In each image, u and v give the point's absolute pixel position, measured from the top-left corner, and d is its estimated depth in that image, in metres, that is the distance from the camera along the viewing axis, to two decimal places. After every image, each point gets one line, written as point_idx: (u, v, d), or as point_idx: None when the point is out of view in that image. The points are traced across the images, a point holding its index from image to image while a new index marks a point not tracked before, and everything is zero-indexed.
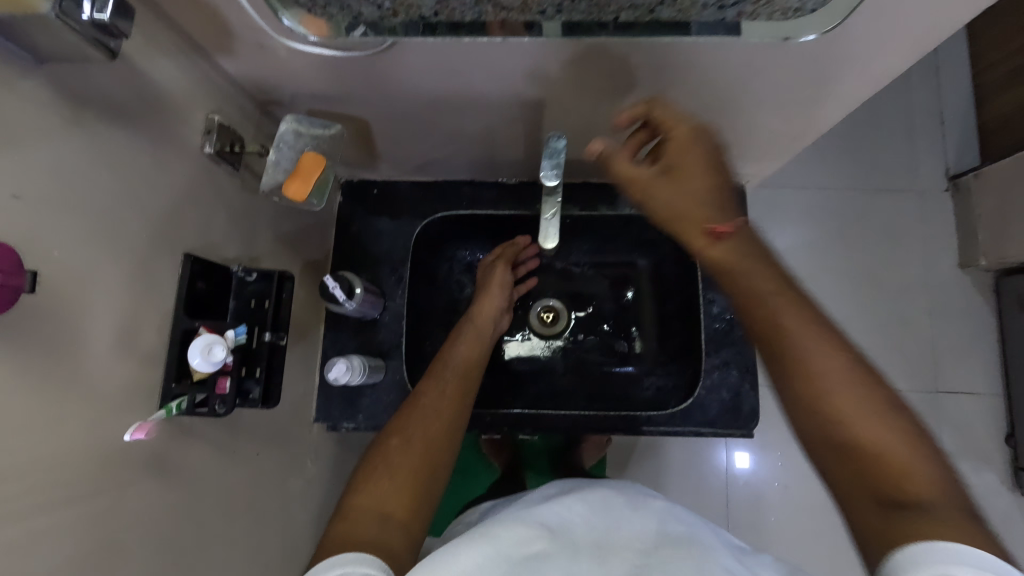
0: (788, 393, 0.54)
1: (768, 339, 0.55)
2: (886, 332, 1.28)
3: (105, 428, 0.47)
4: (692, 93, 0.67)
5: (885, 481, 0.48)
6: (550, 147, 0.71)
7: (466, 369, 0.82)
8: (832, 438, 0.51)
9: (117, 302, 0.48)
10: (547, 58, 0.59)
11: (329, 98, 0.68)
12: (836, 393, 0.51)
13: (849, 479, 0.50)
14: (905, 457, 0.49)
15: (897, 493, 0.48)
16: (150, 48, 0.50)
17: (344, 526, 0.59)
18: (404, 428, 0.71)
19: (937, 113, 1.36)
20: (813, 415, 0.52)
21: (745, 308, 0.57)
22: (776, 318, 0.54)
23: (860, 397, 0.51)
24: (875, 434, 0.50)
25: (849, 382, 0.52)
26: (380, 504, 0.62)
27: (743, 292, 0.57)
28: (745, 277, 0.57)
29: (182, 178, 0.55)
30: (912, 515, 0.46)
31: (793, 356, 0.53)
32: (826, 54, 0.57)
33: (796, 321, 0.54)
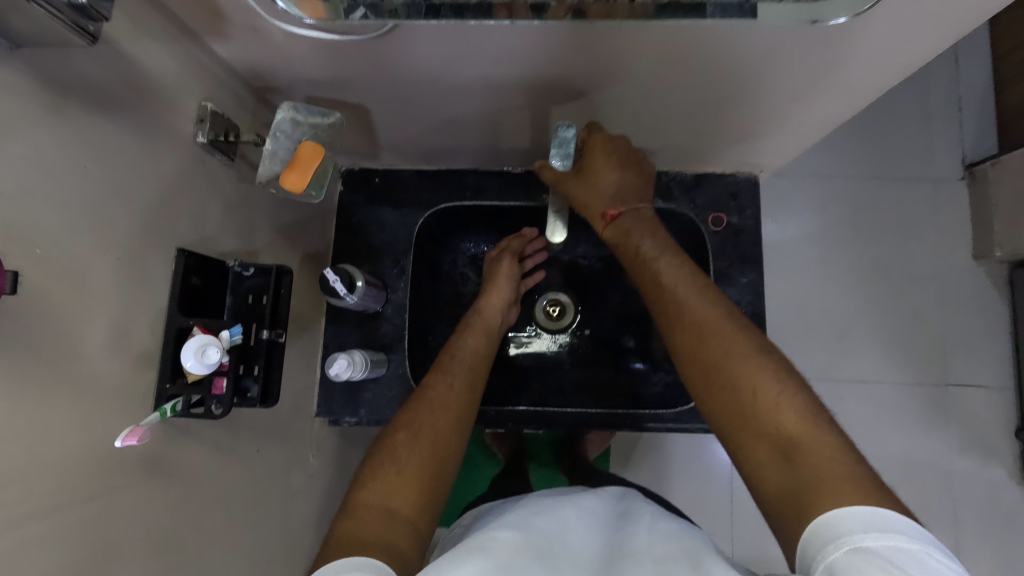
0: (689, 364, 0.63)
1: (670, 317, 0.66)
2: (897, 323, 1.25)
3: (98, 430, 0.45)
4: (704, 79, 0.64)
5: (769, 428, 0.54)
6: (560, 137, 0.75)
7: (472, 361, 0.80)
8: (721, 394, 0.59)
9: (108, 301, 0.46)
10: (556, 42, 0.56)
11: (327, 84, 0.65)
12: (715, 349, 0.61)
13: (744, 433, 0.56)
14: (777, 395, 0.55)
15: (778, 435, 0.54)
16: (137, 32, 0.47)
17: (350, 525, 0.58)
18: (412, 420, 0.69)
19: (954, 99, 1.31)
20: (708, 386, 0.60)
21: (649, 284, 0.70)
22: (666, 291, 0.68)
23: (736, 351, 0.60)
24: (753, 384, 0.57)
25: (724, 338, 0.61)
26: (388, 502, 0.61)
27: (643, 267, 0.71)
28: (640, 251, 0.73)
29: (173, 169, 0.53)
30: (800, 459, 0.51)
31: (684, 325, 0.65)
32: (849, 39, 0.54)
33: (677, 290, 0.67)
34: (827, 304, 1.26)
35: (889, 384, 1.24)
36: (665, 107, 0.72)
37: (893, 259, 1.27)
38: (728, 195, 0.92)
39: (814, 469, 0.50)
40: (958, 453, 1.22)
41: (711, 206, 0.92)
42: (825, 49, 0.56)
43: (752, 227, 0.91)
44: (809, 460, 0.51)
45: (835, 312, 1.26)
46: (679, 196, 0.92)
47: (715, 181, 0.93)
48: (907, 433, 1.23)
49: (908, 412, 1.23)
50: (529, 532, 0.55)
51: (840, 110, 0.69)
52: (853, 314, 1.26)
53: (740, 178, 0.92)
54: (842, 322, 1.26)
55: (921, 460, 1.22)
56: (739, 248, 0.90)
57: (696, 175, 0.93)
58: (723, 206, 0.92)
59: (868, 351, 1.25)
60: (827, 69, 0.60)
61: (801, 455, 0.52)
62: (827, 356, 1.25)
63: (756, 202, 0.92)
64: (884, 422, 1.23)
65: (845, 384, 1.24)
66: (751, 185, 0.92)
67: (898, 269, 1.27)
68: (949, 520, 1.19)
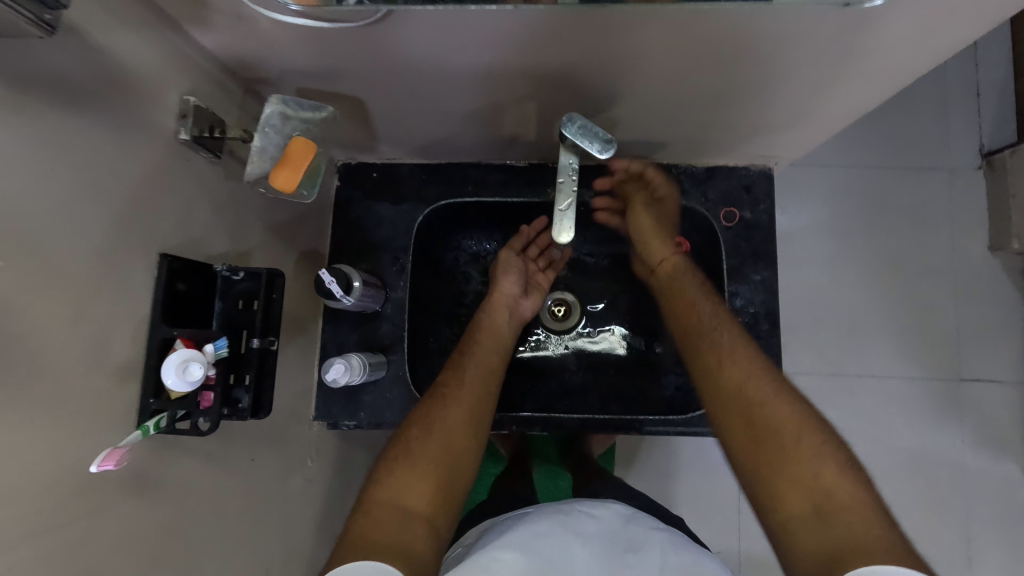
0: (727, 399, 0.66)
1: (720, 354, 0.69)
2: (913, 313, 1.20)
3: (77, 450, 0.42)
4: (718, 67, 0.60)
5: (808, 479, 0.57)
6: (579, 128, 0.63)
7: (485, 356, 0.78)
8: (759, 441, 0.62)
9: (84, 312, 0.42)
10: (563, 28, 0.52)
11: (320, 75, 0.61)
12: (759, 400, 0.64)
13: (779, 480, 0.59)
14: (818, 448, 0.59)
15: (816, 487, 0.57)
16: (111, 20, 0.43)
17: (363, 523, 0.58)
18: (426, 418, 0.68)
19: (972, 85, 1.25)
20: (750, 425, 0.63)
21: (700, 327, 0.73)
22: (710, 333, 0.72)
23: (780, 405, 0.63)
24: (796, 437, 0.60)
25: (771, 392, 0.64)
26: (403, 498, 0.61)
27: (695, 308, 0.76)
28: (694, 298, 0.78)
29: (153, 167, 0.49)
30: (834, 515, 0.55)
31: (728, 364, 0.68)
32: (880, 22, 0.50)
33: (723, 342, 0.70)
34: (840, 297, 1.21)
35: (903, 379, 1.19)
36: (678, 98, 0.68)
37: (909, 251, 1.22)
38: (742, 188, 0.88)
39: (849, 524, 0.54)
40: (973, 449, 1.17)
41: (724, 200, 0.88)
42: (852, 34, 0.52)
43: (766, 222, 0.87)
44: (843, 515, 0.54)
45: (847, 306, 1.21)
46: (689, 190, 0.88)
47: (728, 173, 0.88)
48: (921, 428, 1.18)
49: (918, 406, 1.18)
50: (533, 560, 0.55)
51: (865, 99, 0.65)
52: (862, 304, 1.20)
53: (754, 170, 0.88)
54: (851, 313, 1.20)
55: (934, 455, 1.17)
56: (752, 245, 0.87)
57: (707, 168, 0.89)
58: (735, 201, 0.88)
59: (878, 343, 1.19)
60: (851, 57, 0.56)
61: (836, 510, 0.55)
62: (836, 347, 1.20)
63: (770, 196, 0.88)
64: (895, 417, 1.18)
65: (857, 378, 1.19)
66: (765, 178, 0.88)
67: (914, 261, 1.21)
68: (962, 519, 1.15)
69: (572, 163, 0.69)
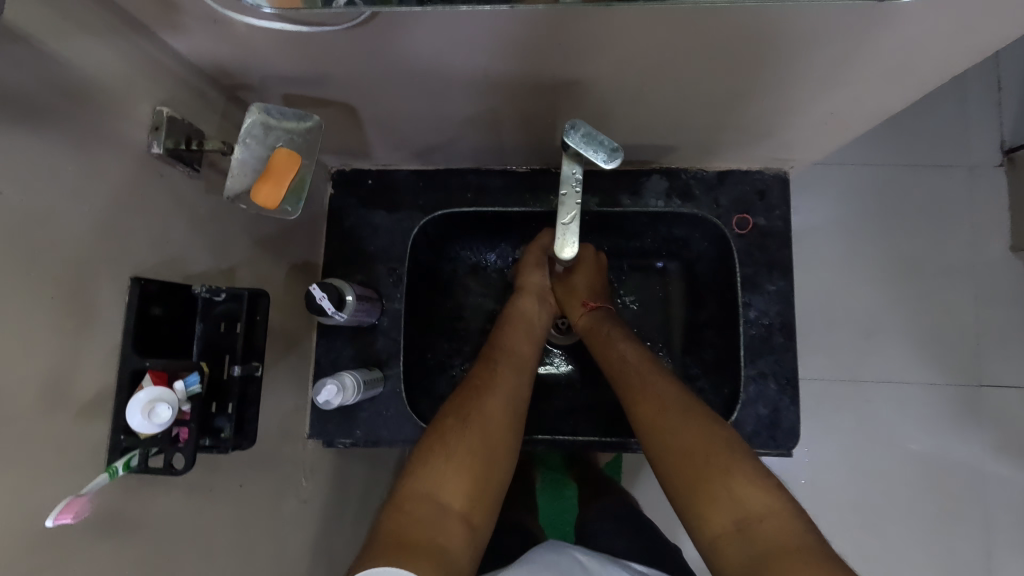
0: (643, 430, 0.65)
1: (631, 380, 0.70)
2: (940, 314, 1.11)
3: (40, 496, 0.39)
4: (729, 68, 0.55)
5: (723, 494, 0.57)
6: (584, 136, 0.59)
7: (518, 348, 0.76)
8: (675, 461, 0.61)
9: (43, 346, 0.39)
10: (562, 28, 0.48)
11: (304, 81, 0.58)
12: (667, 423, 0.63)
13: (700, 502, 0.58)
14: (728, 460, 0.59)
15: (734, 503, 0.56)
16: (69, 27, 0.40)
17: (398, 521, 0.56)
18: (460, 407, 0.66)
19: (993, 78, 1.16)
20: (663, 449, 0.62)
21: (608, 357, 0.75)
22: (614, 363, 0.74)
23: (687, 422, 0.63)
24: (706, 453, 0.60)
25: (675, 413, 0.64)
26: (439, 494, 0.58)
27: (602, 348, 0.77)
28: (608, 335, 0.78)
29: (123, 185, 0.46)
30: (753, 528, 0.54)
31: (641, 385, 0.68)
32: (911, 20, 0.46)
33: (634, 369, 0.71)
34: (852, 300, 1.12)
35: (919, 385, 1.10)
36: (689, 100, 0.63)
37: (925, 249, 1.13)
38: (755, 193, 0.83)
39: (767, 532, 0.53)
40: (995, 457, 1.07)
41: (736, 205, 0.83)
42: (881, 30, 0.48)
43: (781, 229, 0.83)
44: (764, 527, 0.54)
45: (859, 310, 1.12)
46: (699, 195, 0.84)
47: (740, 178, 0.84)
48: (952, 436, 1.08)
49: (943, 414, 1.09)
50: None
51: (891, 99, 0.61)
52: (879, 307, 1.12)
53: (768, 173, 0.84)
54: (868, 316, 1.12)
55: (954, 464, 1.08)
56: (766, 253, 0.82)
57: (718, 172, 0.84)
58: (748, 206, 0.83)
59: (895, 348, 1.11)
60: (879, 54, 0.52)
61: (756, 530, 0.54)
62: (852, 354, 1.11)
63: (786, 201, 0.83)
64: (910, 424, 1.09)
65: (872, 384, 1.11)
66: (780, 183, 0.84)
67: (932, 261, 1.12)
68: (999, 537, 1.05)
69: (575, 173, 0.65)
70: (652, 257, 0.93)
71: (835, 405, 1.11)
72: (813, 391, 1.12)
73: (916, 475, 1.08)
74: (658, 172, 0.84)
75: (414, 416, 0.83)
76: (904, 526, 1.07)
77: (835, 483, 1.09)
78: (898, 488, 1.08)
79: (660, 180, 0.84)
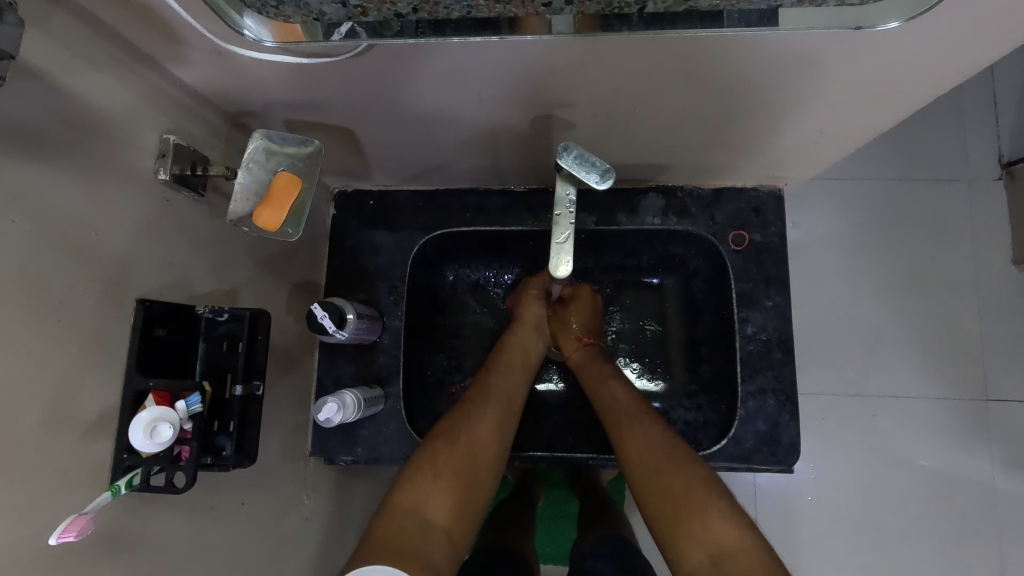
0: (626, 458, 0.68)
1: (619, 412, 0.73)
2: (942, 327, 1.11)
3: (42, 514, 0.40)
4: (719, 93, 0.57)
5: (701, 530, 0.59)
6: (577, 155, 0.60)
7: (508, 390, 0.75)
8: (658, 498, 0.63)
9: (47, 368, 0.40)
10: (551, 55, 0.50)
11: (305, 107, 0.59)
12: (653, 464, 0.65)
13: (680, 540, 0.60)
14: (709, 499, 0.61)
15: (712, 541, 0.58)
16: (77, 63, 0.42)
17: (386, 529, 0.57)
18: (451, 428, 0.67)
19: (989, 93, 1.18)
20: (645, 478, 0.65)
21: (595, 386, 0.79)
22: (600, 389, 0.78)
23: (673, 463, 0.65)
24: (685, 490, 0.62)
25: (659, 452, 0.66)
26: (425, 508, 0.60)
27: (587, 375, 0.82)
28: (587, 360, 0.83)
29: (127, 210, 0.47)
30: (729, 563, 0.56)
31: (628, 414, 0.72)
32: (895, 44, 0.47)
33: (623, 410, 0.73)
34: (854, 314, 1.12)
35: (925, 399, 1.09)
36: (681, 121, 0.65)
37: (928, 262, 1.13)
38: (750, 210, 0.84)
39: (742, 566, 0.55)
40: (1003, 471, 1.06)
41: (732, 222, 0.84)
42: (863, 53, 0.49)
43: (778, 245, 0.83)
44: (737, 561, 0.56)
45: (860, 323, 1.12)
46: (695, 212, 0.85)
47: (736, 195, 0.85)
48: (957, 450, 1.07)
49: (948, 429, 1.08)
50: None
51: (880, 119, 0.61)
52: (880, 321, 1.12)
53: (763, 190, 0.84)
54: (870, 330, 1.12)
55: (962, 479, 1.06)
56: (763, 269, 0.83)
57: (714, 190, 0.85)
58: (744, 223, 0.84)
59: (896, 362, 1.10)
60: (862, 76, 0.53)
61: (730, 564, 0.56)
62: (855, 369, 1.11)
63: (781, 218, 0.84)
64: (918, 438, 1.08)
65: (877, 399, 1.10)
66: (775, 200, 0.84)
67: (934, 273, 1.12)
68: (1010, 555, 1.03)
69: (569, 194, 0.67)
70: (649, 273, 0.94)
71: (838, 420, 1.10)
72: (816, 406, 1.11)
73: (923, 490, 1.07)
74: (655, 190, 0.85)
75: (414, 433, 0.84)
76: (913, 543, 1.05)
77: (842, 499, 1.08)
78: (905, 505, 1.07)
79: (656, 198, 0.85)
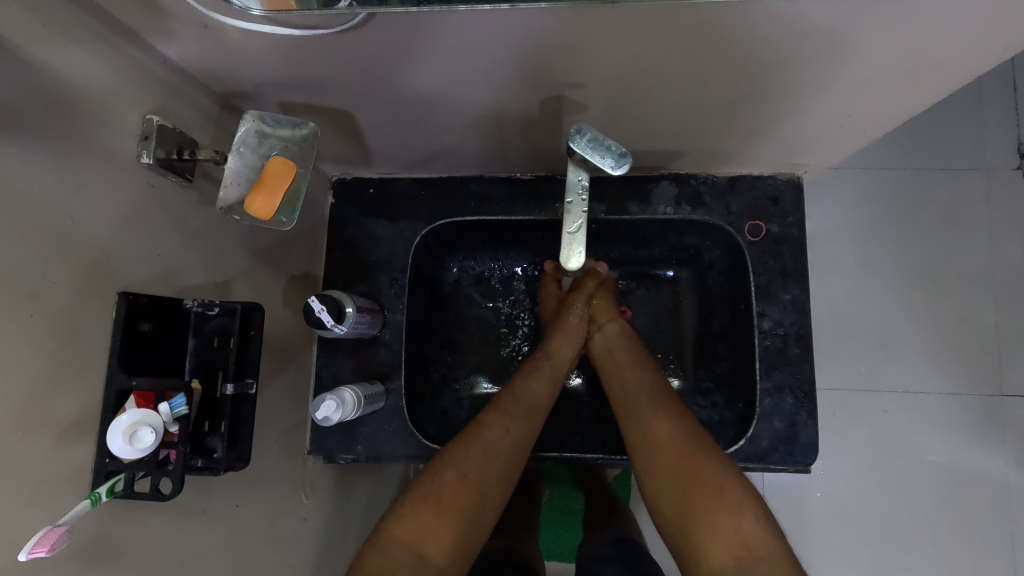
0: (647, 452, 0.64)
1: (644, 402, 0.68)
2: (961, 322, 1.07)
3: (16, 524, 0.37)
4: (739, 71, 0.53)
5: (730, 531, 0.56)
6: (591, 137, 0.57)
7: (535, 400, 0.72)
8: (676, 492, 0.60)
9: (19, 366, 0.37)
10: (564, 29, 0.46)
11: (300, 88, 0.56)
12: (672, 458, 0.62)
13: (701, 539, 0.57)
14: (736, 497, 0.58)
15: (735, 539, 0.56)
16: (51, 33, 0.38)
17: (378, 564, 0.55)
18: (461, 458, 0.63)
19: (1010, 79, 1.13)
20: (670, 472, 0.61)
21: (621, 369, 0.74)
22: (625, 372, 0.74)
23: (693, 457, 0.61)
24: (706, 484, 0.59)
25: (677, 444, 0.63)
26: (424, 547, 0.57)
27: (612, 357, 0.77)
28: (612, 347, 0.78)
29: (108, 196, 0.44)
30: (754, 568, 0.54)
31: (653, 404, 0.68)
32: (935, 13, 0.43)
33: (639, 397, 0.69)
34: (868, 307, 1.09)
35: (942, 396, 1.06)
36: (698, 103, 0.61)
37: (945, 254, 1.09)
38: (768, 199, 0.81)
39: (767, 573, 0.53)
40: (1018, 469, 1.03)
41: (748, 211, 0.80)
42: (904, 24, 0.45)
43: (796, 236, 0.80)
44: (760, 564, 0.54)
45: (874, 317, 1.08)
46: (710, 201, 0.81)
47: (752, 183, 0.81)
48: (974, 448, 1.04)
49: (964, 426, 1.05)
50: None
51: (913, 101, 0.58)
52: (895, 314, 1.08)
53: (781, 178, 0.81)
54: (885, 324, 1.08)
55: (977, 477, 1.03)
56: (780, 261, 0.79)
57: (730, 178, 0.81)
58: (761, 212, 0.80)
59: (912, 357, 1.07)
60: (900, 53, 0.49)
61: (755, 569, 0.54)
62: (870, 364, 1.08)
63: (800, 207, 0.80)
64: (931, 435, 1.05)
65: (891, 395, 1.07)
66: (793, 188, 0.81)
67: (951, 266, 1.08)
68: None
69: (582, 179, 0.63)
70: (662, 265, 0.91)
71: (851, 416, 1.07)
72: (829, 402, 1.08)
73: (937, 488, 1.04)
74: (668, 178, 0.81)
75: (416, 431, 0.80)
76: (926, 543, 1.02)
77: (853, 498, 1.05)
78: (920, 503, 1.04)
79: (669, 186, 0.81)
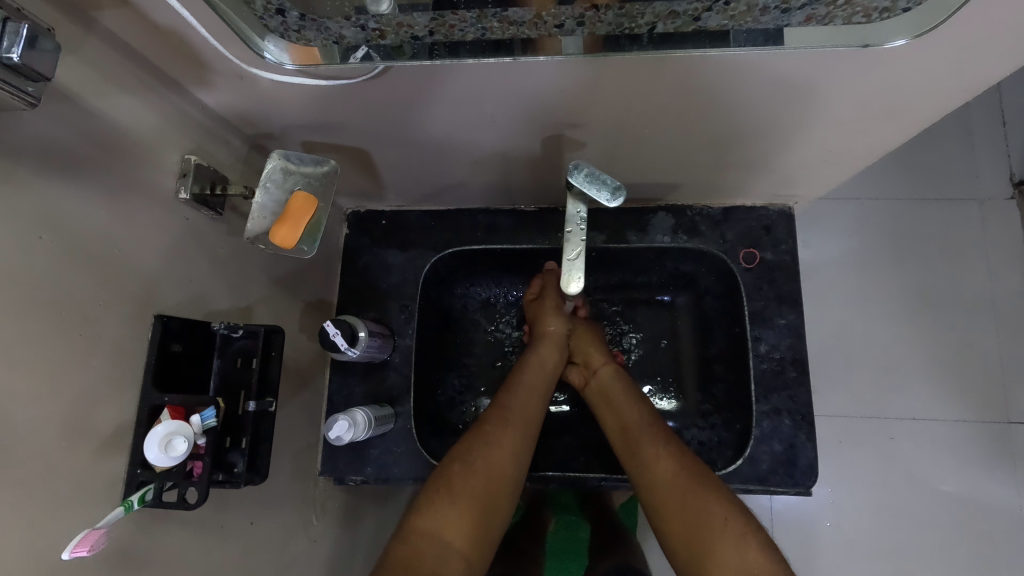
0: (633, 458, 0.70)
1: (624, 416, 0.75)
2: (959, 346, 1.09)
3: (51, 531, 0.39)
4: (724, 113, 0.58)
5: (705, 513, 0.61)
6: (588, 172, 0.61)
7: (527, 401, 0.75)
8: (687, 529, 0.61)
9: (65, 381, 0.41)
10: (561, 77, 0.51)
11: (322, 129, 0.61)
12: (678, 496, 0.63)
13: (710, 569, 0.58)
14: (710, 486, 0.63)
15: (741, 573, 0.56)
16: (107, 86, 0.43)
17: (402, 551, 0.58)
18: (468, 453, 0.66)
19: (998, 114, 1.18)
20: (650, 469, 0.67)
21: (607, 387, 0.80)
22: (606, 390, 0.80)
23: (700, 488, 0.63)
24: (713, 523, 0.60)
25: (685, 485, 0.64)
26: (443, 532, 0.60)
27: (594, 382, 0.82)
28: (599, 365, 0.83)
29: (148, 227, 0.48)
30: (731, 538, 0.59)
31: (627, 418, 0.74)
32: (899, 67, 0.48)
33: (644, 440, 0.70)
34: (866, 333, 1.11)
35: (946, 422, 1.06)
36: (691, 141, 0.65)
37: (941, 281, 1.11)
38: (761, 228, 0.84)
39: (743, 544, 0.58)
40: None
41: (743, 240, 0.84)
42: (871, 74, 0.49)
43: (789, 263, 0.83)
44: None
45: (875, 344, 1.10)
46: (706, 231, 0.85)
47: (747, 214, 0.85)
48: (981, 473, 1.04)
49: (969, 451, 1.05)
50: None
51: (892, 140, 0.62)
52: (893, 340, 1.10)
53: (773, 209, 0.85)
54: (884, 350, 1.10)
55: (985, 505, 1.03)
56: (775, 287, 0.83)
57: (724, 209, 0.85)
58: (755, 241, 0.84)
59: (915, 383, 1.08)
60: (871, 96, 0.53)
61: (735, 541, 0.58)
62: (872, 389, 1.09)
63: (792, 236, 0.84)
64: (939, 462, 1.05)
65: (895, 422, 1.07)
66: (785, 218, 0.84)
67: (950, 293, 1.11)
68: None
69: (580, 212, 0.67)
70: (660, 291, 0.94)
71: (857, 443, 1.07)
72: (832, 428, 1.08)
73: (946, 517, 1.03)
74: (664, 209, 0.85)
75: (425, 452, 0.82)
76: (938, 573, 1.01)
77: (863, 526, 1.04)
78: (930, 530, 1.03)
79: (666, 217, 0.85)
